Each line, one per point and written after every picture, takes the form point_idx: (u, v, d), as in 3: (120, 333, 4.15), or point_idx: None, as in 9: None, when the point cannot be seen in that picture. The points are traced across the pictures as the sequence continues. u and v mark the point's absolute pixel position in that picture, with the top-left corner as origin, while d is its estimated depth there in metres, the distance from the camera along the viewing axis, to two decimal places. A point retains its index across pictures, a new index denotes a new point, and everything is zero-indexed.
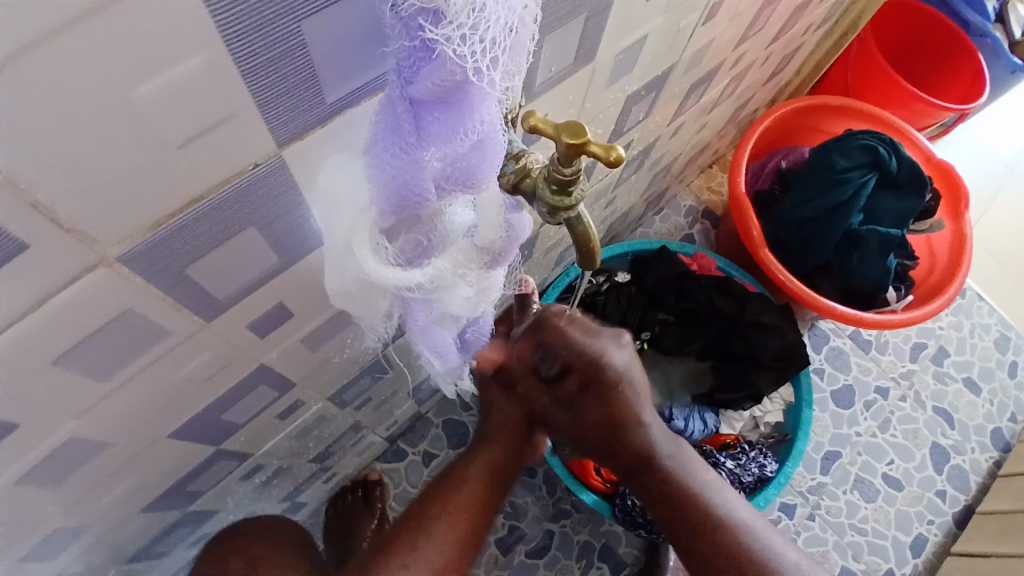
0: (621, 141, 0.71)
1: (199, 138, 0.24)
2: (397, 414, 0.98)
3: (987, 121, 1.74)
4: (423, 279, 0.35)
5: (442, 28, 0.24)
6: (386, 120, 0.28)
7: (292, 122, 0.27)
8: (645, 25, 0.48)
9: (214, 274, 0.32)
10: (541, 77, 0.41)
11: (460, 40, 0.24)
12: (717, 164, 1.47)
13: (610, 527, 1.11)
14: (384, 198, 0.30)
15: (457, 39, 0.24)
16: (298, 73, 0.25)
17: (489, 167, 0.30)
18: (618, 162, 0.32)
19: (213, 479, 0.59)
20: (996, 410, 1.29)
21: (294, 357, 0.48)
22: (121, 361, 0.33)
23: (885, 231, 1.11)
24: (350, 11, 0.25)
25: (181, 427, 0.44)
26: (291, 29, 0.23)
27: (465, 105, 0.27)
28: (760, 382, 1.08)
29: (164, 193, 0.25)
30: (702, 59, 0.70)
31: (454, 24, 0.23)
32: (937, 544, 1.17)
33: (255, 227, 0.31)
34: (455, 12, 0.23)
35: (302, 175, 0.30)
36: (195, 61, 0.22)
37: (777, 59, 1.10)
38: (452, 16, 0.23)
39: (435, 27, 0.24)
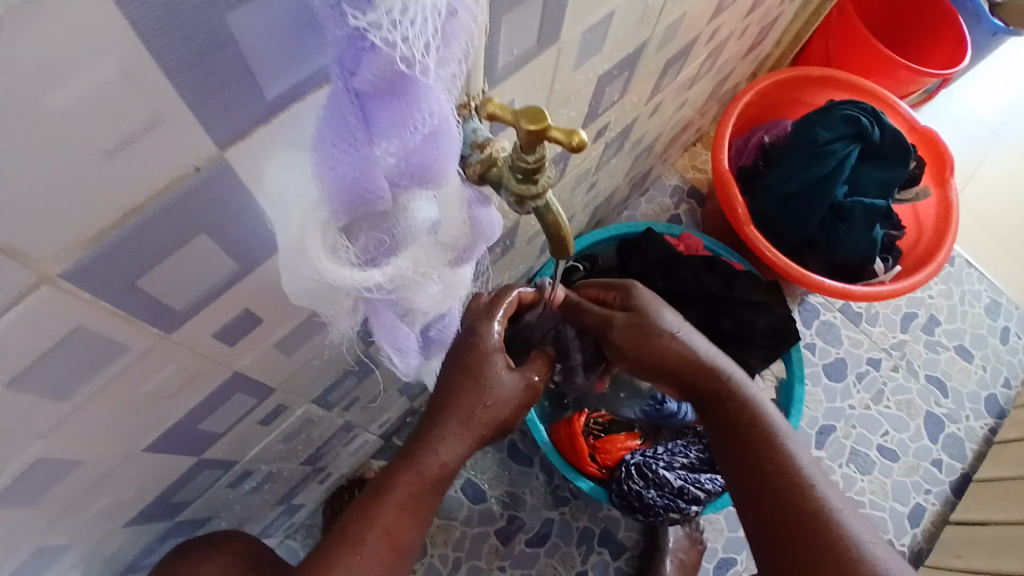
0: (596, 123, 0.70)
1: (128, 146, 0.23)
2: (390, 411, 0.97)
3: (970, 87, 1.74)
4: (383, 280, 0.34)
5: (371, 15, 0.22)
6: (331, 116, 0.26)
7: (231, 121, 0.26)
8: (609, 2, 0.47)
9: (167, 284, 0.30)
10: (503, 61, 0.39)
11: (389, 26, 0.22)
12: (700, 143, 1.46)
13: (609, 512, 1.11)
14: (333, 197, 0.28)
15: (388, 26, 0.22)
16: (229, 67, 0.24)
17: (446, 156, 0.29)
18: (581, 146, 0.31)
19: (200, 488, 0.58)
20: (989, 376, 1.30)
21: (268, 363, 0.47)
22: (81, 379, 0.32)
23: (870, 202, 1.11)
24: (276, 1, 0.23)
25: (157, 440, 0.43)
26: (217, 20, 0.22)
27: (410, 94, 0.25)
28: (750, 360, 1.08)
29: (97, 204, 0.24)
30: (675, 35, 0.68)
31: (385, 10, 0.22)
32: (936, 513, 1.18)
33: (206, 232, 0.30)
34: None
35: (250, 175, 0.29)
36: (112, 65, 0.20)
37: (755, 32, 1.08)
38: (381, 1, 0.21)
39: (364, 14, 0.22)
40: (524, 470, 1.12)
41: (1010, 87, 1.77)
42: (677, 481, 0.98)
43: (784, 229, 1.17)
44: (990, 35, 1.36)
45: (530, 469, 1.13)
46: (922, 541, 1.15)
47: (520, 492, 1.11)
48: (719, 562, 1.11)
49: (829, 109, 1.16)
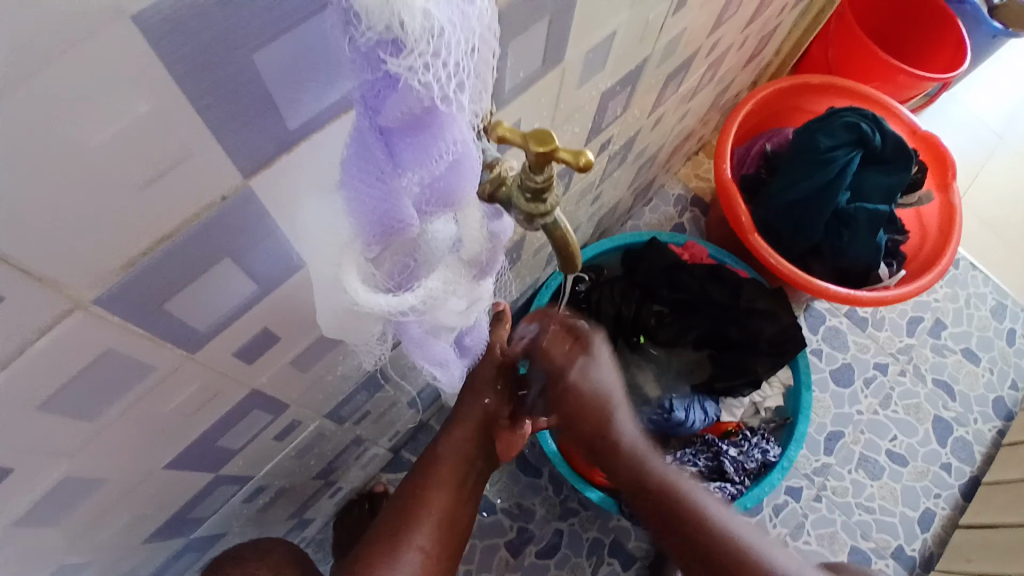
0: (599, 137, 0.71)
1: (160, 178, 0.24)
2: (399, 424, 0.98)
3: (970, 90, 1.74)
4: (415, 301, 0.34)
5: (405, 58, 0.22)
6: (357, 151, 0.26)
7: (255, 151, 0.27)
8: (611, 21, 0.48)
9: (192, 307, 0.31)
10: (510, 82, 0.41)
11: (422, 69, 0.23)
12: (702, 152, 1.47)
13: (618, 522, 1.11)
14: (365, 229, 0.29)
15: (420, 68, 0.23)
16: (254, 103, 0.25)
17: (467, 182, 0.29)
18: (588, 166, 0.32)
19: (216, 504, 0.59)
20: (996, 379, 1.29)
21: (284, 379, 0.48)
22: (108, 400, 0.33)
23: (873, 208, 1.12)
24: (297, 39, 0.24)
25: (177, 458, 0.44)
26: (244, 60, 0.23)
27: (435, 128, 0.26)
28: (757, 368, 1.08)
29: (132, 233, 0.25)
30: (675, 49, 0.70)
31: (417, 54, 0.22)
32: (947, 517, 1.17)
33: (230, 258, 0.31)
34: (415, 42, 0.22)
35: (270, 202, 0.30)
36: (143, 104, 0.22)
37: (754, 42, 1.09)
38: (412, 46, 0.22)
39: (398, 59, 0.23)
40: (533, 482, 1.12)
41: (1011, 89, 1.78)
42: None
43: (787, 237, 1.18)
44: (989, 37, 1.37)
45: (539, 480, 1.13)
46: (931, 547, 1.15)
47: (530, 504, 1.11)
48: None
49: (829, 116, 1.17)
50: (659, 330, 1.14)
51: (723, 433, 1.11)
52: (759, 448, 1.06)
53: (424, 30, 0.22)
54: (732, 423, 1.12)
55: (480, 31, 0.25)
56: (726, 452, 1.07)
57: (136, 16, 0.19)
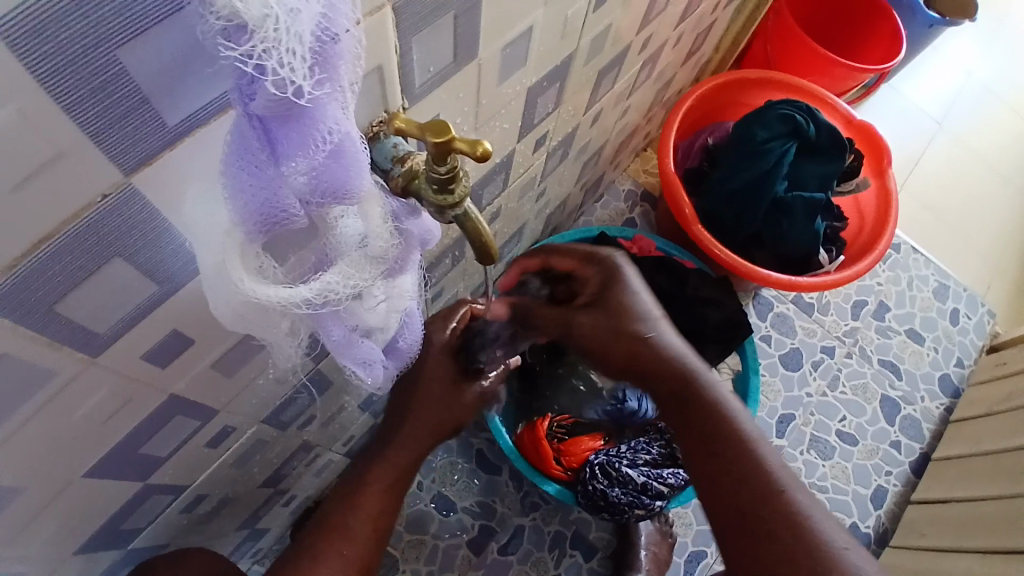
0: (534, 133, 0.72)
1: (36, 177, 0.24)
2: (352, 428, 0.97)
3: (907, 82, 1.81)
4: (311, 295, 0.35)
5: (247, 44, 0.22)
6: (237, 141, 0.28)
7: (133, 150, 0.26)
8: (526, 17, 0.49)
9: (86, 310, 0.31)
10: (420, 78, 0.41)
11: (266, 55, 0.23)
12: (650, 147, 1.50)
13: (579, 515, 1.13)
14: (247, 218, 0.30)
15: (265, 54, 0.23)
16: (126, 100, 0.25)
17: (355, 175, 0.31)
18: (485, 155, 0.32)
19: (151, 515, 0.58)
20: (941, 357, 1.35)
21: (208, 383, 0.47)
22: (6, 409, 0.32)
23: (809, 196, 1.15)
24: (163, 37, 0.24)
25: (97, 465, 0.43)
26: (108, 57, 0.23)
27: (308, 117, 0.26)
28: (705, 355, 1.11)
29: (9, 236, 0.25)
30: (603, 46, 0.71)
31: (259, 40, 0.22)
32: (898, 493, 1.22)
33: (122, 258, 0.30)
34: (256, 27, 0.22)
35: (158, 199, 0.29)
36: (8, 105, 0.21)
37: (690, 38, 1.12)
38: (254, 31, 0.22)
39: (240, 45, 0.22)
40: (492, 479, 1.13)
41: (946, 80, 1.86)
42: (640, 478, 1.00)
43: (730, 227, 1.21)
44: (926, 27, 1.43)
45: (499, 477, 1.13)
46: (886, 522, 1.20)
47: (491, 502, 1.12)
48: (689, 556, 1.13)
49: (766, 108, 1.21)
50: None
51: None
52: None
53: (264, 13, 0.22)
54: None
55: (337, 17, 0.24)
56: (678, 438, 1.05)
57: None
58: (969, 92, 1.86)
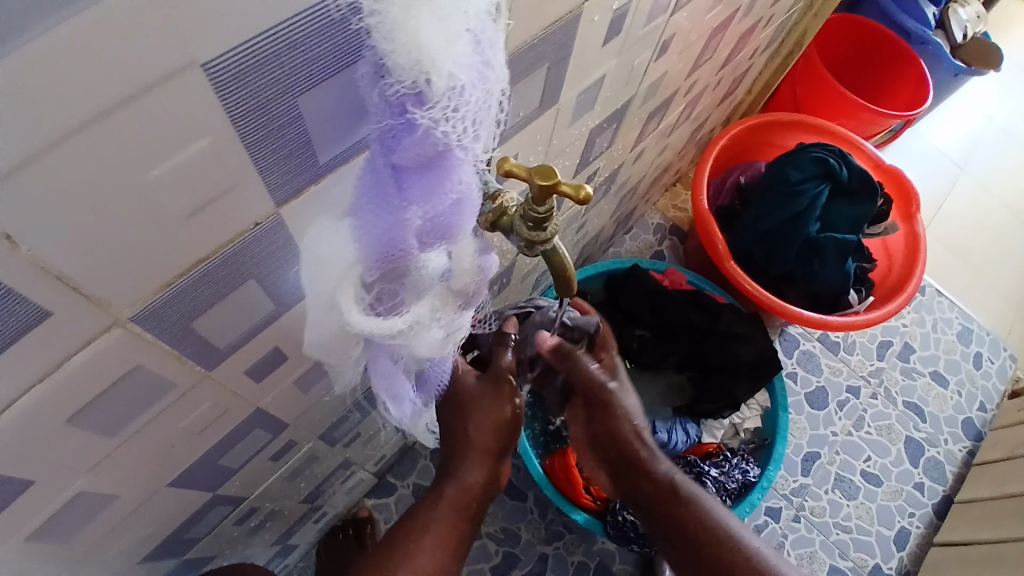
0: (587, 169, 0.75)
1: (205, 208, 0.27)
2: (386, 448, 0.98)
3: (932, 127, 1.84)
4: (402, 326, 0.37)
5: (426, 109, 0.25)
6: (370, 183, 0.30)
7: (287, 184, 0.29)
8: (601, 67, 0.52)
9: (215, 327, 0.33)
10: (510, 122, 0.44)
11: (443, 121, 0.26)
12: (680, 182, 1.53)
13: (603, 545, 1.12)
14: (370, 255, 0.32)
15: (441, 120, 0.26)
16: (296, 138, 0.27)
17: (465, 218, 0.32)
18: (587, 199, 0.35)
19: (209, 525, 0.59)
20: (964, 401, 1.35)
21: (286, 400, 0.49)
22: (129, 416, 0.34)
23: (841, 237, 1.17)
24: (335, 88, 0.27)
25: (182, 475, 0.45)
26: (292, 104, 0.26)
27: (444, 169, 0.29)
28: (737, 391, 1.11)
29: (175, 256, 0.27)
30: (657, 90, 0.74)
31: (439, 108, 0.25)
32: (920, 535, 1.21)
33: (255, 280, 0.33)
34: (438, 98, 0.25)
35: (295, 228, 0.32)
36: (203, 141, 0.24)
37: (729, 81, 1.16)
38: (435, 101, 0.25)
39: (421, 108, 0.25)
40: (518, 505, 1.13)
41: (969, 126, 1.88)
42: None
43: (761, 264, 1.23)
44: (952, 74, 1.45)
45: (524, 503, 1.14)
46: (908, 564, 1.19)
47: (515, 528, 1.12)
48: None
49: (799, 151, 1.24)
50: (641, 354, 1.19)
51: (705, 453, 1.13)
52: (740, 468, 1.07)
53: (448, 88, 0.25)
54: (713, 444, 1.15)
55: (497, 93, 0.28)
56: (707, 473, 1.06)
57: (204, 63, 0.22)
58: (992, 137, 1.88)
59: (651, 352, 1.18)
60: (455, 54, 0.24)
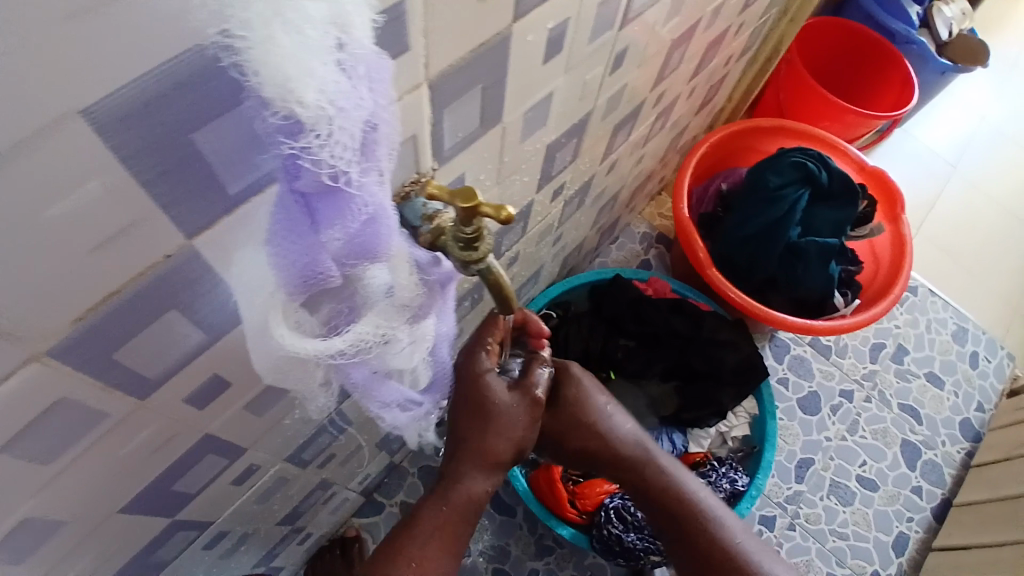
0: (552, 183, 0.75)
1: (109, 242, 0.27)
2: (369, 466, 0.97)
3: (920, 127, 1.84)
4: (345, 345, 0.38)
5: (304, 139, 0.26)
6: (281, 216, 0.30)
7: (195, 218, 0.30)
8: (547, 84, 0.52)
9: (140, 356, 0.34)
10: (450, 142, 0.44)
11: (318, 146, 0.26)
12: (665, 190, 1.53)
13: (593, 560, 1.11)
14: (289, 282, 0.33)
15: (316, 145, 0.26)
16: (194, 177, 0.28)
17: (386, 238, 0.34)
18: (509, 219, 0.35)
19: (176, 550, 0.59)
20: (961, 401, 1.34)
21: (239, 423, 0.49)
22: (63, 446, 0.34)
23: (824, 241, 1.17)
24: (231, 122, 0.27)
25: (133, 501, 0.45)
26: (183, 141, 0.26)
27: (345, 196, 0.30)
28: (722, 399, 1.11)
29: (84, 291, 0.28)
30: (619, 103, 0.75)
31: (312, 134, 0.26)
32: (919, 539, 1.19)
33: (178, 308, 0.33)
34: (310, 124, 0.25)
35: (216, 260, 0.33)
36: (95, 182, 0.24)
37: (704, 90, 1.16)
38: (309, 127, 0.25)
39: (297, 139, 0.26)
40: (507, 520, 1.13)
41: (957, 124, 1.88)
42: None
43: (744, 271, 1.23)
44: (938, 74, 1.45)
45: (513, 518, 1.13)
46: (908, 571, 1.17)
47: (505, 544, 1.11)
48: None
49: (779, 156, 1.24)
50: (627, 363, 1.16)
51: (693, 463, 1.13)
52: (727, 477, 1.08)
53: (319, 114, 0.25)
54: (699, 453, 1.16)
55: (381, 109, 0.28)
56: None
57: (84, 109, 0.22)
58: (982, 135, 1.88)
59: (637, 361, 1.16)
60: (320, 82, 0.24)
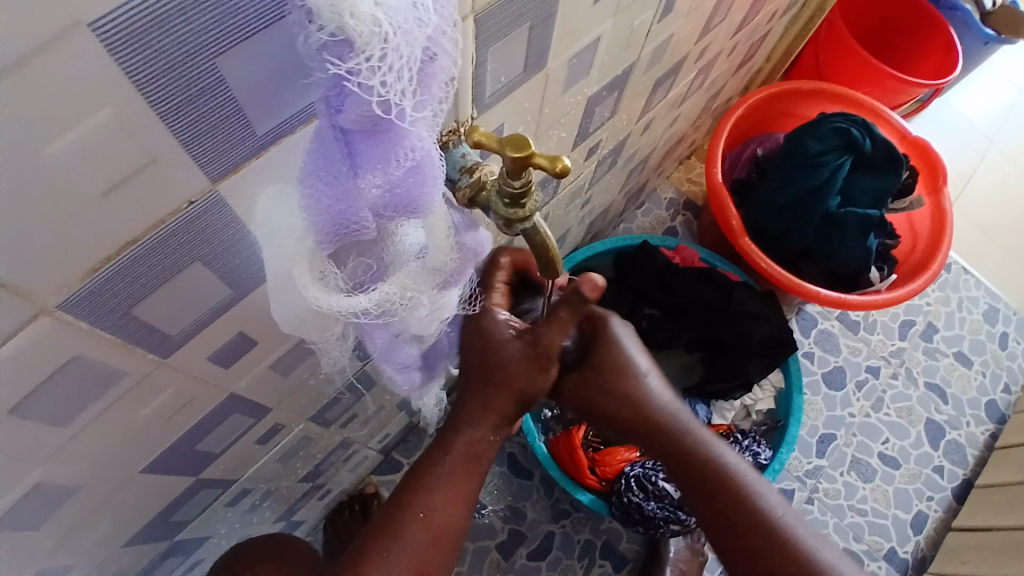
0: (587, 142, 0.71)
1: (123, 185, 0.24)
2: (389, 427, 0.96)
3: (964, 95, 1.75)
4: (369, 305, 0.35)
5: (352, 61, 0.23)
6: (318, 150, 0.27)
7: (222, 158, 0.27)
8: (595, 28, 0.48)
9: (160, 313, 0.31)
10: (490, 88, 0.41)
11: (370, 71, 0.23)
12: (695, 155, 1.47)
13: (609, 525, 1.11)
14: (320, 228, 0.30)
15: (367, 70, 0.23)
16: (222, 108, 0.25)
17: (428, 190, 0.30)
18: (564, 171, 0.32)
19: (198, 507, 0.58)
20: (989, 381, 1.30)
21: (264, 384, 0.47)
22: (80, 406, 0.32)
23: (863, 212, 1.12)
24: (265, 45, 0.24)
25: (155, 462, 0.44)
26: (206, 66, 0.23)
27: (392, 134, 0.27)
28: (749, 370, 1.08)
29: (97, 240, 0.25)
30: (663, 55, 0.69)
31: (364, 56, 0.23)
32: (938, 519, 1.17)
33: (200, 262, 0.31)
34: (363, 43, 0.22)
35: (239, 206, 0.30)
36: (106, 111, 0.21)
37: (746, 46, 1.10)
38: (361, 48, 0.22)
39: (346, 60, 0.23)
40: (524, 484, 1.12)
41: (1002, 94, 1.79)
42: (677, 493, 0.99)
43: (779, 239, 1.18)
44: (982, 42, 1.37)
45: (530, 482, 1.12)
46: (925, 548, 1.15)
47: (522, 506, 1.11)
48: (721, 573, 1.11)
49: (820, 120, 1.18)
50: (652, 332, 1.13)
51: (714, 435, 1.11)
52: (750, 450, 1.05)
53: (373, 31, 0.22)
54: (723, 426, 1.13)
55: (440, 37, 0.25)
56: None
57: (92, 22, 0.19)
58: None
59: (661, 331, 1.13)
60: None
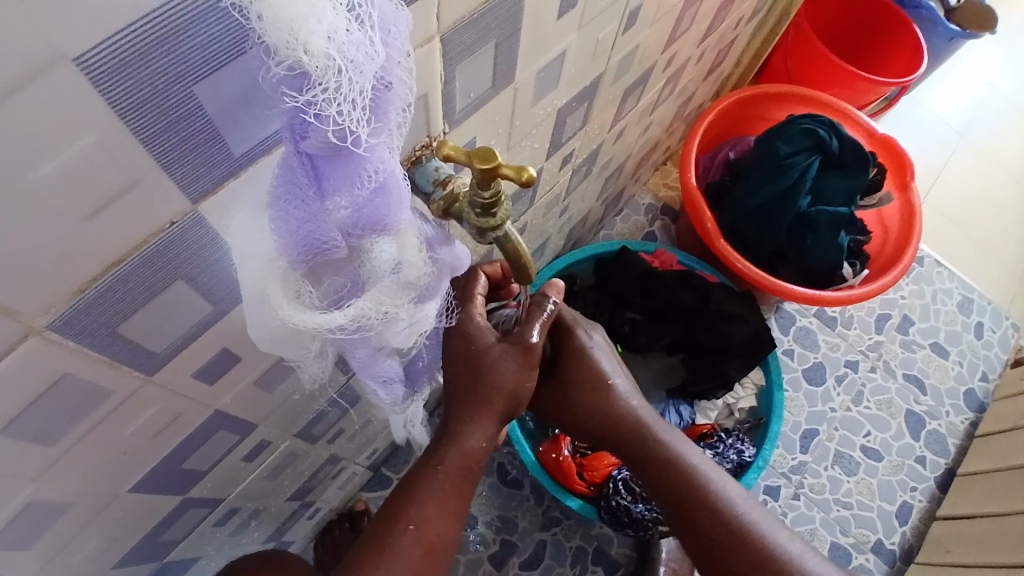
0: (561, 150, 0.73)
1: (108, 206, 0.25)
2: (377, 441, 0.96)
3: (929, 94, 1.80)
4: (345, 320, 0.36)
5: (308, 93, 0.24)
6: (283, 177, 0.29)
7: (201, 179, 0.28)
8: (560, 42, 0.50)
9: (145, 330, 0.32)
10: (461, 103, 0.42)
11: (325, 102, 0.25)
12: (671, 160, 1.50)
13: (601, 530, 1.12)
14: (289, 249, 0.31)
15: (324, 101, 0.25)
16: (194, 135, 0.26)
17: (395, 209, 0.32)
18: (530, 181, 0.34)
19: (187, 527, 0.59)
20: (966, 371, 1.33)
21: (248, 399, 0.48)
22: (67, 426, 0.33)
23: (834, 210, 1.15)
24: (233, 74, 0.25)
25: (142, 480, 0.44)
26: (184, 92, 0.24)
27: (353, 160, 0.28)
28: (730, 370, 1.10)
29: (83, 261, 0.26)
30: (631, 65, 0.72)
31: (319, 88, 0.24)
32: (922, 509, 1.20)
33: (184, 279, 0.32)
34: (318, 76, 0.24)
35: (220, 223, 0.31)
36: (88, 138, 0.23)
37: (713, 54, 1.13)
38: (316, 80, 0.24)
39: (302, 92, 0.24)
40: (514, 493, 1.13)
41: (966, 92, 1.84)
42: None
43: (753, 241, 1.21)
44: (947, 39, 1.41)
45: (520, 491, 1.13)
46: (910, 539, 1.18)
47: (512, 515, 1.11)
48: None
49: (788, 123, 1.21)
50: (634, 337, 1.15)
51: (699, 435, 1.12)
52: (734, 449, 1.06)
53: (327, 66, 0.24)
54: (706, 425, 1.15)
55: (392, 69, 0.27)
56: None
57: (75, 56, 0.20)
58: (990, 102, 1.84)
59: (642, 334, 1.15)
60: (329, 31, 0.23)
